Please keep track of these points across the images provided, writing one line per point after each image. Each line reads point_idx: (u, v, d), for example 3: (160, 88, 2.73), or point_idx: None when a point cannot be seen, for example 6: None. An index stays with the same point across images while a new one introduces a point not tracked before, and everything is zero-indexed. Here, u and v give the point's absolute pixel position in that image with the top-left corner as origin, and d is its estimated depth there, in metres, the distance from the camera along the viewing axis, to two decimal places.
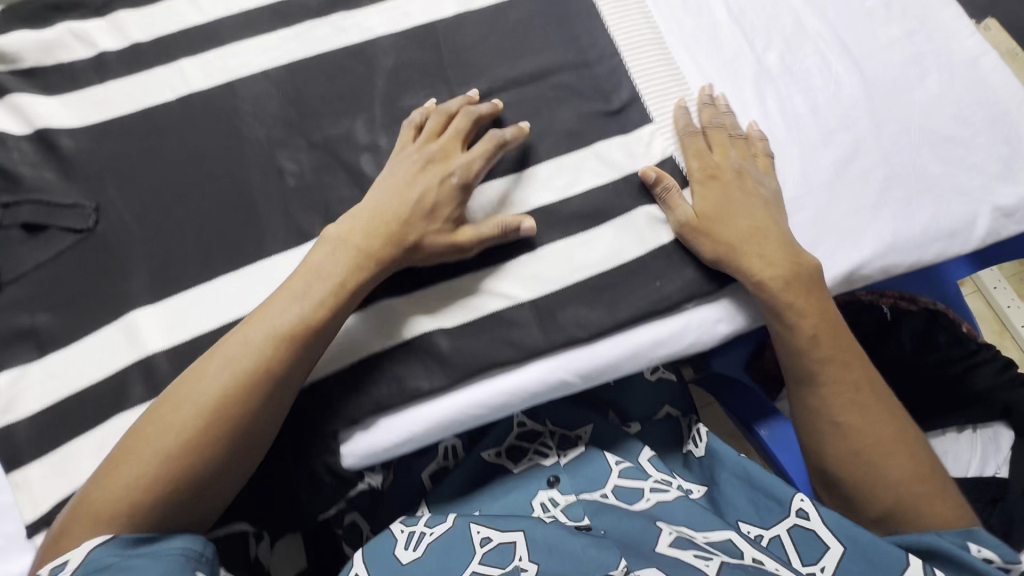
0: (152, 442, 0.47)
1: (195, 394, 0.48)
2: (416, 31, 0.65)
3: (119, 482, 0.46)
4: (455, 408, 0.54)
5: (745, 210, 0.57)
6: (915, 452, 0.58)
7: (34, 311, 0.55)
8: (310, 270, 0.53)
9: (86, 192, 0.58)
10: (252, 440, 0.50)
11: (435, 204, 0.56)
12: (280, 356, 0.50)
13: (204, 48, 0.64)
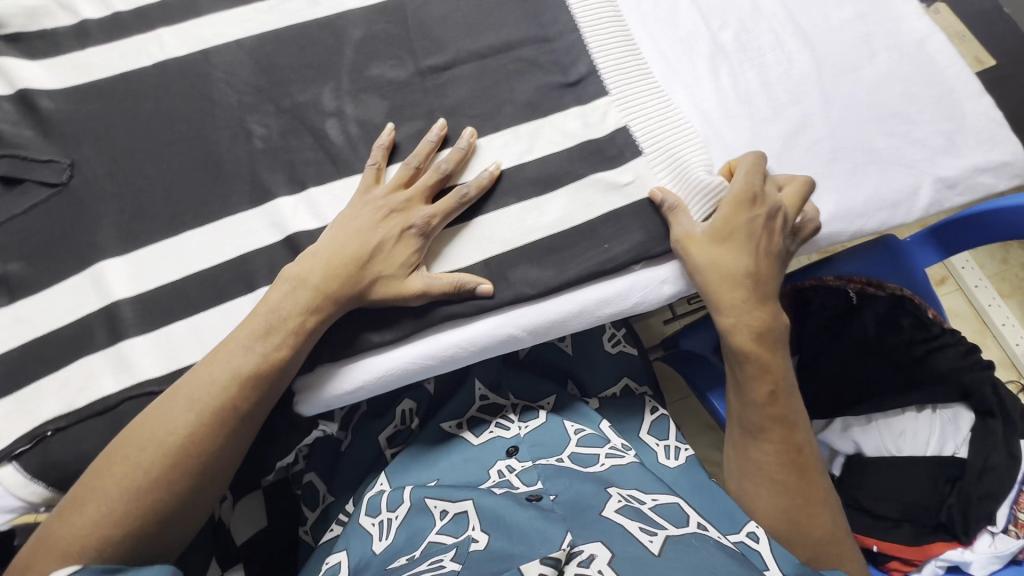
0: (121, 478, 0.49)
1: (162, 433, 0.50)
2: (385, 5, 0.68)
3: (94, 512, 0.48)
4: (401, 360, 0.57)
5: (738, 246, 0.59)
6: (835, 522, 0.60)
7: (6, 260, 0.57)
8: (278, 296, 0.54)
9: (62, 150, 0.61)
10: (220, 469, 0.53)
11: (393, 252, 0.56)
12: (245, 397, 0.52)
13: (181, 17, 0.67)
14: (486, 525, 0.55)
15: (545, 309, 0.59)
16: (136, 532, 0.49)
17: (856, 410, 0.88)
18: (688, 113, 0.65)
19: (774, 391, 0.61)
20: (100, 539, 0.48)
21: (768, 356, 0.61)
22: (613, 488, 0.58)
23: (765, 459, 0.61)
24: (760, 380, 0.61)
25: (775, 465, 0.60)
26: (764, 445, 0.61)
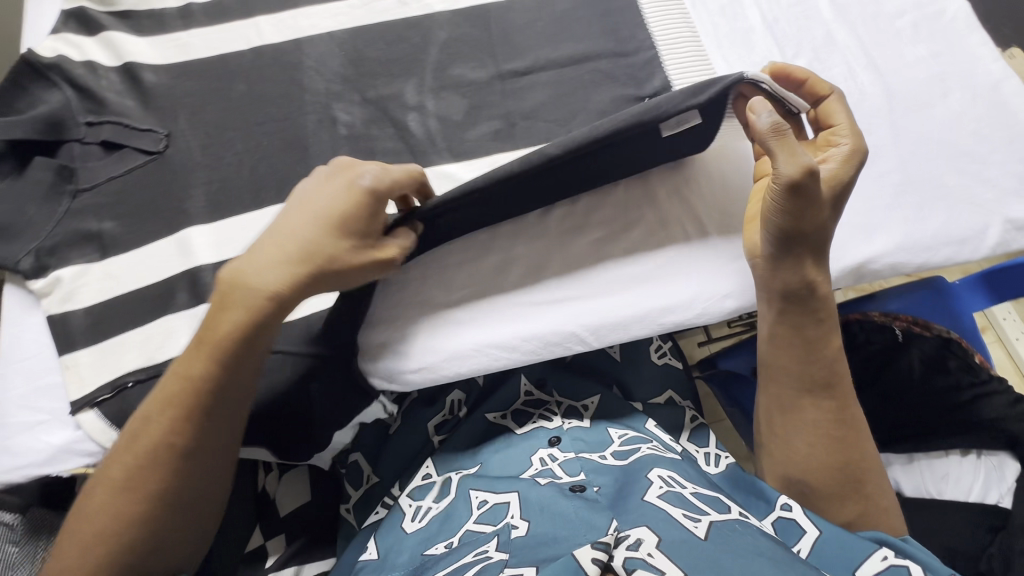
0: (88, 524, 0.50)
1: (130, 453, 0.51)
2: (471, 12, 0.71)
3: (71, 558, 0.49)
4: (472, 340, 0.60)
5: (839, 194, 0.57)
6: (880, 476, 0.61)
7: (102, 219, 0.60)
8: (216, 321, 0.52)
9: (160, 121, 0.65)
10: (195, 504, 0.53)
11: (338, 213, 0.52)
12: (180, 431, 0.51)
13: (278, 8, 0.71)
14: (527, 514, 0.56)
15: (605, 298, 0.61)
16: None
17: (897, 447, 0.88)
18: None
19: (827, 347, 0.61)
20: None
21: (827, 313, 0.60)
22: (658, 468, 0.60)
23: (823, 418, 0.60)
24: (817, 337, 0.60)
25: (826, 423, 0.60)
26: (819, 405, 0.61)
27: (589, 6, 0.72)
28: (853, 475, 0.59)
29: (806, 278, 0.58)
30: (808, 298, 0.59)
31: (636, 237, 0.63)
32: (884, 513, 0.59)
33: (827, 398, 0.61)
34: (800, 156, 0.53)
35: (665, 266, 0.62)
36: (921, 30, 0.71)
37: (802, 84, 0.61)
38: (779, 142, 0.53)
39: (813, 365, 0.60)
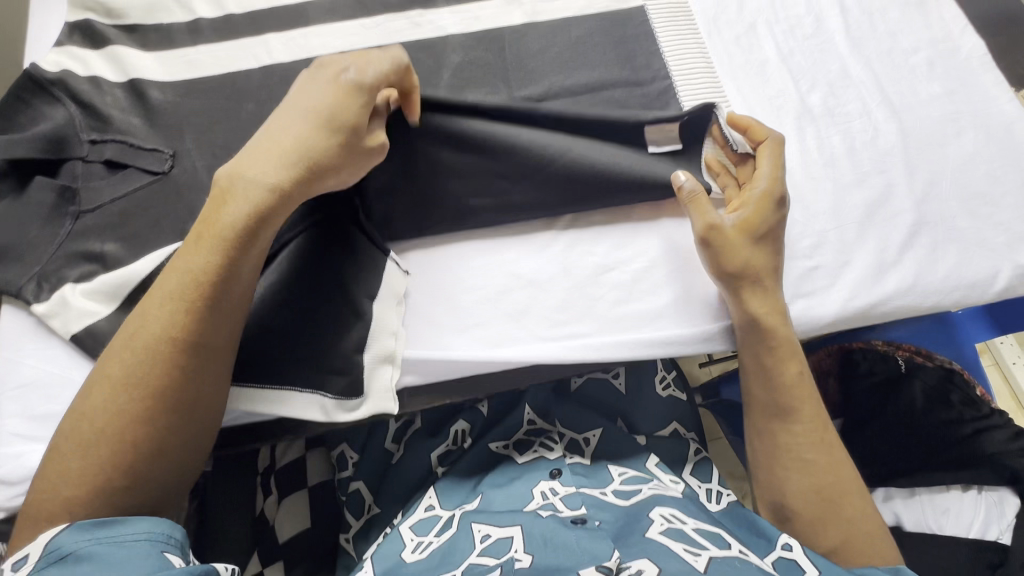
0: (89, 421, 0.47)
1: (142, 334, 0.49)
2: (485, 35, 0.71)
3: (75, 459, 0.47)
4: (489, 351, 0.57)
5: (767, 229, 0.58)
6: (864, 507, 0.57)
7: (104, 240, 0.59)
8: (223, 214, 0.51)
9: (167, 140, 0.63)
10: (195, 405, 0.49)
11: (326, 104, 0.55)
12: (181, 322, 0.49)
13: (291, 27, 0.70)
14: (531, 548, 0.53)
15: (613, 338, 0.57)
16: (117, 478, 0.47)
17: (899, 480, 0.87)
18: None
19: (789, 373, 0.59)
20: (82, 490, 0.46)
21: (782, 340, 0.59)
22: (661, 509, 0.59)
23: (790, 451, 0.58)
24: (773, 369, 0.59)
25: (802, 447, 0.58)
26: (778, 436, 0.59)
27: (604, 34, 0.71)
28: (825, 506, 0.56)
29: (759, 306, 0.57)
30: (755, 327, 0.58)
31: (648, 274, 0.61)
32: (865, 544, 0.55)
33: (792, 426, 0.59)
34: (709, 214, 0.57)
35: (673, 311, 0.60)
36: (936, 68, 0.71)
37: (743, 131, 0.61)
38: (692, 202, 0.58)
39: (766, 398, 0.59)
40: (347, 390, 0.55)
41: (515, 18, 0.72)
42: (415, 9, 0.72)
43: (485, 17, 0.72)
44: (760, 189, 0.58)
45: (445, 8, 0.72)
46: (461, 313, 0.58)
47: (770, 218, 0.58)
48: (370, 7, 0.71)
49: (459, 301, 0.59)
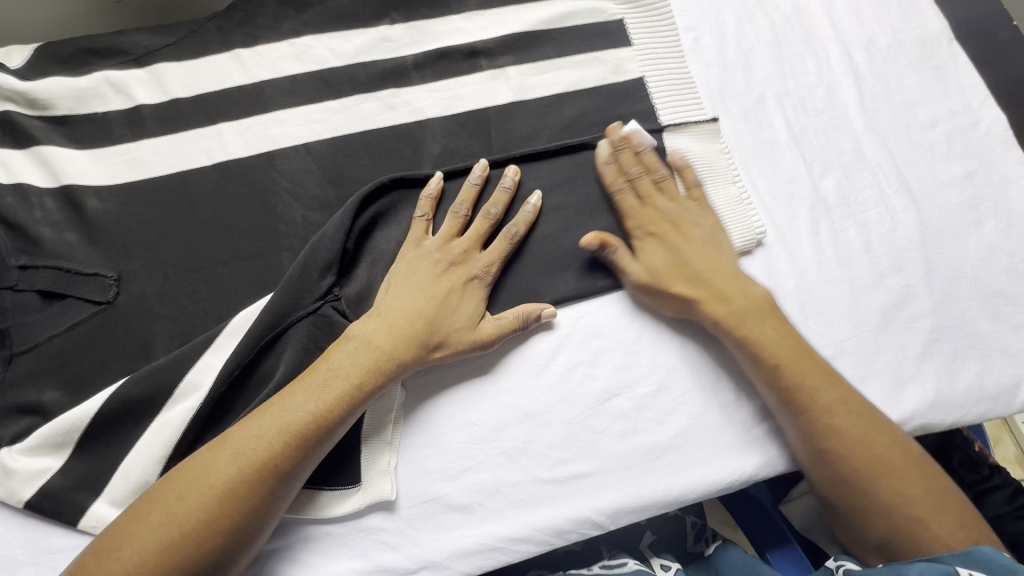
0: (165, 521, 0.43)
1: (241, 451, 0.46)
2: (467, 118, 0.63)
3: (132, 556, 0.42)
4: (489, 502, 0.52)
5: (698, 261, 0.57)
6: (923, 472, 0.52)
7: (43, 388, 0.52)
8: (346, 358, 0.50)
9: (110, 262, 0.56)
10: (261, 529, 0.46)
11: (458, 306, 0.53)
12: (284, 452, 0.46)
13: (246, 113, 0.61)
14: None
15: (621, 479, 0.54)
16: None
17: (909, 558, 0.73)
18: (784, 269, 0.61)
19: (798, 358, 0.54)
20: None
21: (773, 330, 0.55)
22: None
23: (813, 446, 0.53)
24: (784, 364, 0.53)
25: (854, 434, 0.52)
26: (804, 432, 0.53)
27: (601, 112, 0.65)
28: (866, 487, 0.51)
29: (742, 296, 0.55)
30: (737, 327, 0.55)
31: (654, 397, 0.56)
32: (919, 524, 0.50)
33: (806, 410, 0.53)
34: (641, 264, 0.57)
35: (683, 440, 0.55)
36: (956, 144, 0.66)
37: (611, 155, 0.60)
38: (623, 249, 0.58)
39: (782, 398, 0.53)
40: (339, 477, 0.51)
41: (501, 95, 0.64)
42: (388, 87, 0.63)
43: (467, 96, 0.64)
44: (659, 214, 0.59)
45: (423, 85, 0.64)
46: (455, 463, 0.53)
47: (663, 231, 0.58)
48: (337, 86, 0.63)
49: (451, 442, 0.53)
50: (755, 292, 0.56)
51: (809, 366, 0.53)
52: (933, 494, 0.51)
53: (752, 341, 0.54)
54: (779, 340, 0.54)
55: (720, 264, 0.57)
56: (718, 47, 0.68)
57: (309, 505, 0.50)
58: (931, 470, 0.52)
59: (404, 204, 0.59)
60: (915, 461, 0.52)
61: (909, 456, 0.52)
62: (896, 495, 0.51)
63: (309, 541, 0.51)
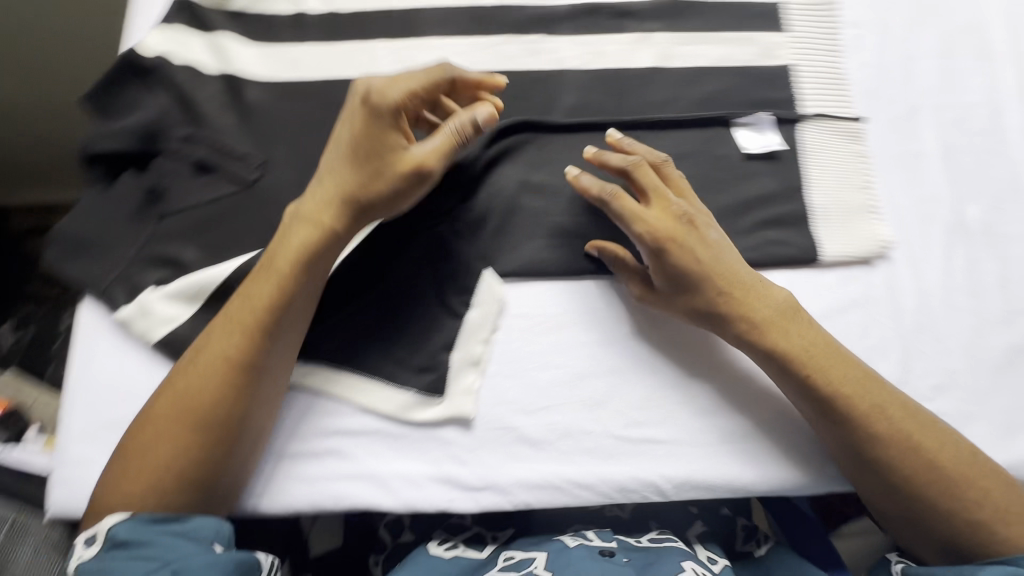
0: (158, 428, 0.48)
1: (216, 356, 0.49)
2: (605, 76, 0.64)
3: (136, 460, 0.47)
4: (561, 443, 0.54)
5: (723, 271, 0.52)
6: (943, 441, 0.49)
7: (184, 247, 0.57)
8: (285, 248, 0.50)
9: (258, 147, 0.60)
10: (245, 424, 0.49)
11: (377, 138, 0.50)
12: (241, 346, 0.49)
13: (398, 35, 0.64)
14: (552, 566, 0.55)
15: (693, 453, 0.54)
16: (170, 476, 0.47)
17: None
18: (906, 286, 0.58)
19: (812, 352, 0.51)
20: (151, 491, 0.46)
21: (802, 329, 0.52)
22: (688, 560, 0.56)
23: (871, 457, 0.50)
24: (799, 363, 0.51)
25: (880, 425, 0.49)
26: (847, 442, 0.50)
27: (741, 92, 0.63)
28: (916, 491, 0.49)
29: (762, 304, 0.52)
30: (751, 331, 0.52)
31: (742, 382, 0.55)
32: (952, 503, 0.48)
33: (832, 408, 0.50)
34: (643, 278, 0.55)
35: (762, 431, 0.55)
36: None
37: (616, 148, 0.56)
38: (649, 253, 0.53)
39: (818, 409, 0.51)
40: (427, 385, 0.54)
41: (643, 59, 0.64)
42: (534, 33, 0.65)
43: (609, 54, 0.64)
44: (675, 220, 0.53)
45: (567, 36, 0.65)
46: (535, 398, 0.55)
47: (680, 235, 0.52)
48: (486, 24, 0.65)
49: (535, 378, 0.55)
50: (778, 298, 0.53)
51: (816, 347, 0.51)
52: (962, 466, 0.49)
53: (772, 350, 0.51)
54: (806, 338, 0.52)
55: (736, 270, 0.53)
56: (879, 48, 0.65)
57: (398, 404, 0.54)
58: (959, 441, 0.50)
59: (531, 147, 0.61)
60: (936, 435, 0.50)
61: (935, 435, 0.50)
62: (919, 476, 0.49)
63: (387, 438, 0.53)
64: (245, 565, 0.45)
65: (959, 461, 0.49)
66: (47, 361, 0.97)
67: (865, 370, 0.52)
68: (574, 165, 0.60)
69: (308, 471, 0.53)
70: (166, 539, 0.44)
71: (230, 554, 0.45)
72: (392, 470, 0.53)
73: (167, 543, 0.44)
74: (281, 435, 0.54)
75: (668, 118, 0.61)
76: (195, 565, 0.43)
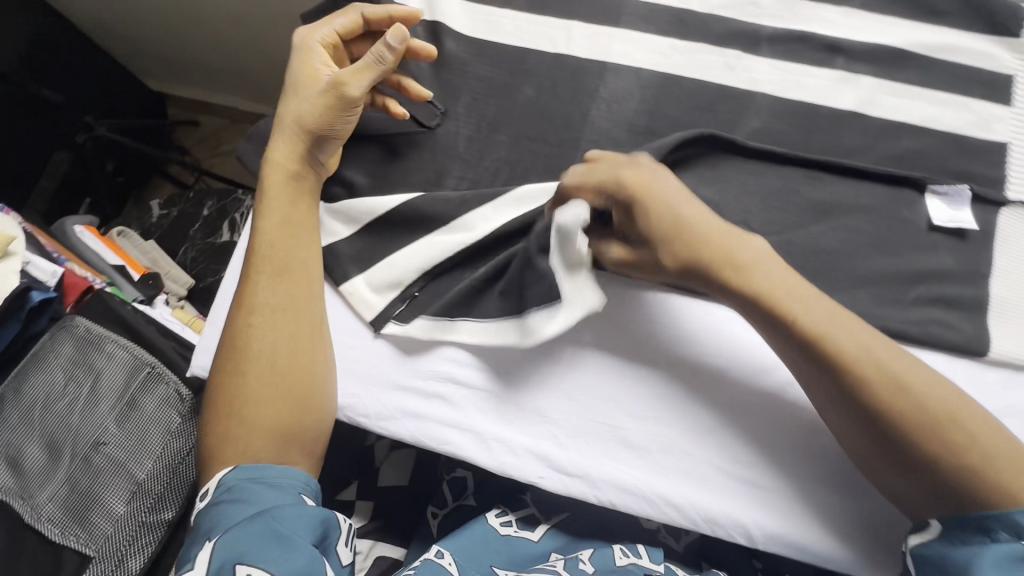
0: (227, 387, 0.51)
1: (247, 308, 0.53)
2: (799, 107, 0.61)
3: (221, 421, 0.50)
4: (657, 456, 0.53)
5: (682, 217, 0.49)
6: (932, 382, 0.44)
7: (358, 171, 0.61)
8: (277, 195, 0.56)
9: (443, 97, 0.63)
10: (287, 359, 0.52)
11: (309, 64, 0.58)
12: (267, 284, 0.53)
13: (599, 20, 0.65)
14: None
15: (793, 507, 0.51)
16: (246, 423, 0.49)
17: None
18: None
19: (788, 290, 0.47)
20: (236, 438, 0.49)
21: (785, 273, 0.48)
22: None
23: (846, 399, 0.45)
24: (769, 300, 0.47)
25: (862, 363, 0.44)
26: (837, 391, 0.45)
27: (942, 159, 0.59)
28: (895, 433, 0.43)
29: (746, 251, 0.48)
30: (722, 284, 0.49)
31: None
32: (945, 447, 0.42)
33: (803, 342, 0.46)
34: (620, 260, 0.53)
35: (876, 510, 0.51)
36: None
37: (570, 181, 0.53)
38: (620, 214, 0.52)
39: (807, 356, 0.46)
40: (545, 298, 0.53)
41: (843, 100, 0.61)
42: (735, 47, 0.63)
43: (808, 86, 0.61)
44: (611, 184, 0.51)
45: (769, 58, 0.62)
46: (644, 406, 0.54)
47: (643, 194, 0.50)
48: (688, 28, 0.64)
49: (649, 384, 0.55)
50: (759, 244, 0.49)
51: (790, 283, 0.47)
52: (957, 416, 0.42)
53: (744, 286, 0.48)
54: (795, 279, 0.48)
55: (714, 226, 0.49)
56: None
57: (518, 373, 0.56)
58: (949, 385, 0.44)
59: (704, 161, 0.60)
60: (925, 376, 0.44)
61: (928, 377, 0.44)
62: (895, 412, 0.43)
63: (496, 400, 0.55)
64: (328, 521, 0.46)
65: (953, 403, 0.43)
66: (183, 240, 1.07)
67: (821, 297, 0.47)
68: (745, 189, 0.59)
69: (417, 408, 0.55)
70: (259, 485, 0.46)
71: (315, 507, 0.46)
72: (493, 432, 0.54)
73: (260, 489, 0.46)
74: (402, 367, 0.56)
75: (856, 165, 0.58)
76: (284, 518, 0.43)
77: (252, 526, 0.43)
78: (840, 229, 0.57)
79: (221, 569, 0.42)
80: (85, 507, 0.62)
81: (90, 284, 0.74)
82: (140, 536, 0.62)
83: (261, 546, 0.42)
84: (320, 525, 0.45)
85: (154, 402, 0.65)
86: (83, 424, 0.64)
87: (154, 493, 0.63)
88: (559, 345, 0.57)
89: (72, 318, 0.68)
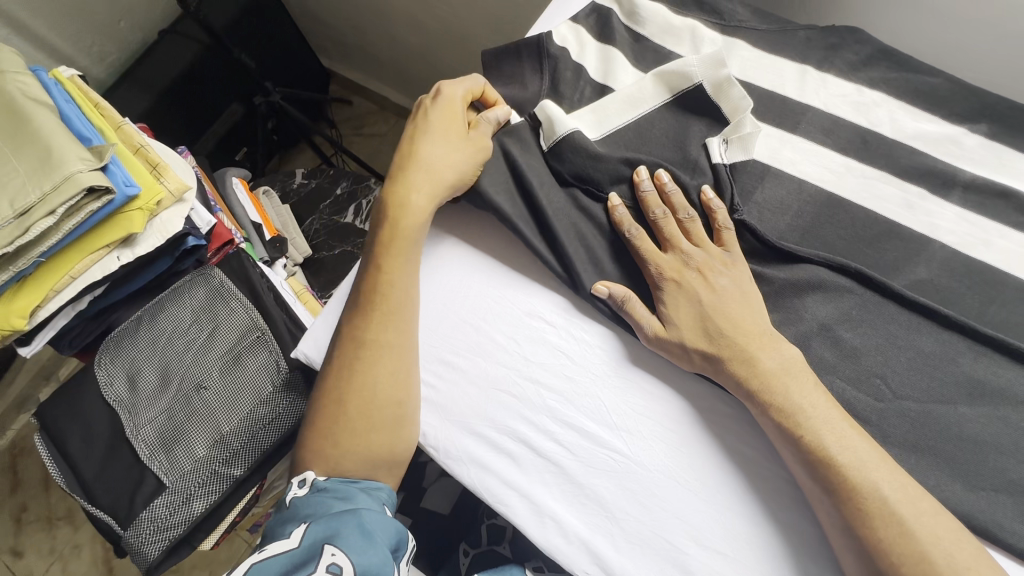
0: (328, 402, 0.56)
1: (360, 335, 0.56)
2: (980, 268, 0.54)
3: (320, 431, 0.55)
4: None
5: (728, 318, 0.53)
6: (954, 543, 0.44)
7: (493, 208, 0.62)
8: (402, 235, 0.59)
9: None
10: (385, 397, 0.54)
11: (447, 125, 0.61)
12: (382, 321, 0.56)
13: (775, 122, 0.62)
14: None
15: None
16: (340, 447, 0.54)
17: None
18: None
19: (834, 415, 0.48)
20: (329, 456, 0.54)
21: (822, 399, 0.49)
22: None
23: (853, 532, 0.45)
24: (796, 425, 0.48)
25: (896, 495, 0.45)
26: (851, 537, 0.45)
27: None
28: None
29: (784, 353, 0.51)
30: (759, 395, 0.50)
31: None
32: None
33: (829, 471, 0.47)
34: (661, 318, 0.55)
35: None
36: None
37: (649, 191, 0.58)
38: (662, 294, 0.56)
39: (826, 490, 0.47)
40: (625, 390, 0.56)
41: None
42: (919, 186, 0.58)
43: (999, 248, 0.55)
44: (676, 257, 0.57)
45: (957, 207, 0.57)
46: (714, 538, 0.51)
47: (688, 273, 0.56)
48: (870, 153, 0.60)
49: (723, 516, 0.51)
50: (787, 351, 0.51)
51: (825, 406, 0.49)
52: None
53: (778, 406, 0.49)
54: (817, 396, 0.49)
55: (759, 326, 0.53)
56: None
57: (590, 460, 0.54)
58: (970, 540, 0.44)
59: (852, 296, 0.55)
60: (942, 525, 0.44)
61: (960, 538, 0.44)
62: (899, 562, 0.43)
63: (562, 478, 0.54)
64: (402, 534, 0.51)
65: (970, 563, 0.43)
66: (312, 212, 1.17)
67: (859, 432, 0.48)
68: (892, 343, 0.53)
69: (486, 458, 0.55)
70: (354, 489, 0.52)
71: (395, 519, 0.51)
72: (551, 512, 0.53)
73: (354, 491, 0.52)
74: (480, 414, 0.57)
75: None
76: (369, 517, 0.49)
77: (343, 516, 0.48)
78: (996, 419, 0.50)
79: (309, 545, 0.47)
80: (174, 438, 0.68)
81: (231, 240, 0.84)
82: (208, 481, 0.68)
83: (349, 534, 0.47)
84: (395, 535, 0.50)
85: (256, 364, 0.72)
86: (194, 364, 0.71)
87: (231, 446, 0.68)
88: (632, 431, 0.55)
89: (211, 268, 0.77)
